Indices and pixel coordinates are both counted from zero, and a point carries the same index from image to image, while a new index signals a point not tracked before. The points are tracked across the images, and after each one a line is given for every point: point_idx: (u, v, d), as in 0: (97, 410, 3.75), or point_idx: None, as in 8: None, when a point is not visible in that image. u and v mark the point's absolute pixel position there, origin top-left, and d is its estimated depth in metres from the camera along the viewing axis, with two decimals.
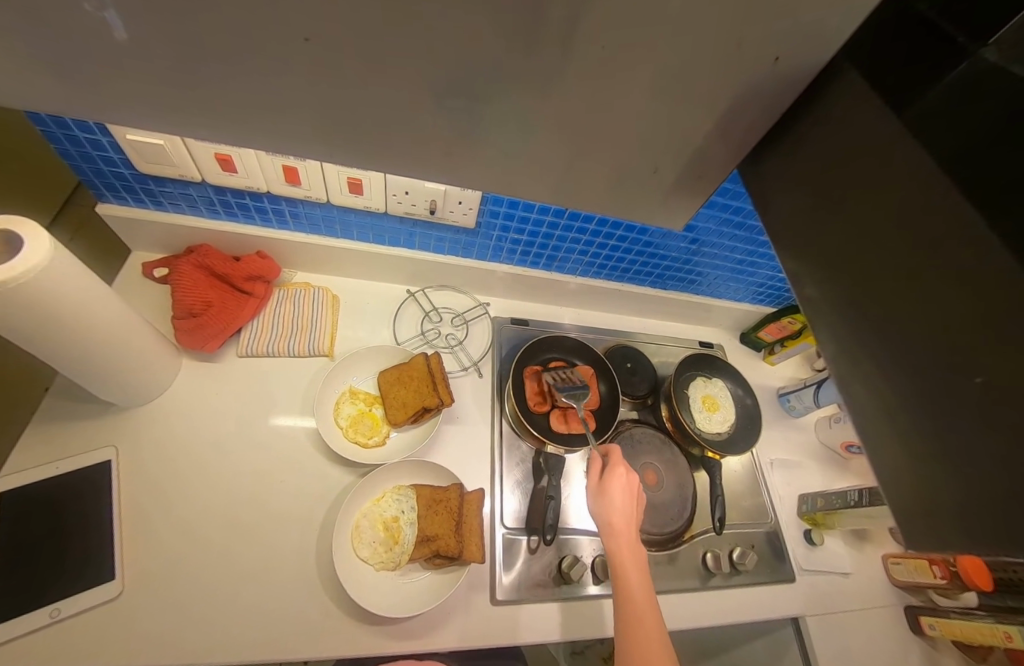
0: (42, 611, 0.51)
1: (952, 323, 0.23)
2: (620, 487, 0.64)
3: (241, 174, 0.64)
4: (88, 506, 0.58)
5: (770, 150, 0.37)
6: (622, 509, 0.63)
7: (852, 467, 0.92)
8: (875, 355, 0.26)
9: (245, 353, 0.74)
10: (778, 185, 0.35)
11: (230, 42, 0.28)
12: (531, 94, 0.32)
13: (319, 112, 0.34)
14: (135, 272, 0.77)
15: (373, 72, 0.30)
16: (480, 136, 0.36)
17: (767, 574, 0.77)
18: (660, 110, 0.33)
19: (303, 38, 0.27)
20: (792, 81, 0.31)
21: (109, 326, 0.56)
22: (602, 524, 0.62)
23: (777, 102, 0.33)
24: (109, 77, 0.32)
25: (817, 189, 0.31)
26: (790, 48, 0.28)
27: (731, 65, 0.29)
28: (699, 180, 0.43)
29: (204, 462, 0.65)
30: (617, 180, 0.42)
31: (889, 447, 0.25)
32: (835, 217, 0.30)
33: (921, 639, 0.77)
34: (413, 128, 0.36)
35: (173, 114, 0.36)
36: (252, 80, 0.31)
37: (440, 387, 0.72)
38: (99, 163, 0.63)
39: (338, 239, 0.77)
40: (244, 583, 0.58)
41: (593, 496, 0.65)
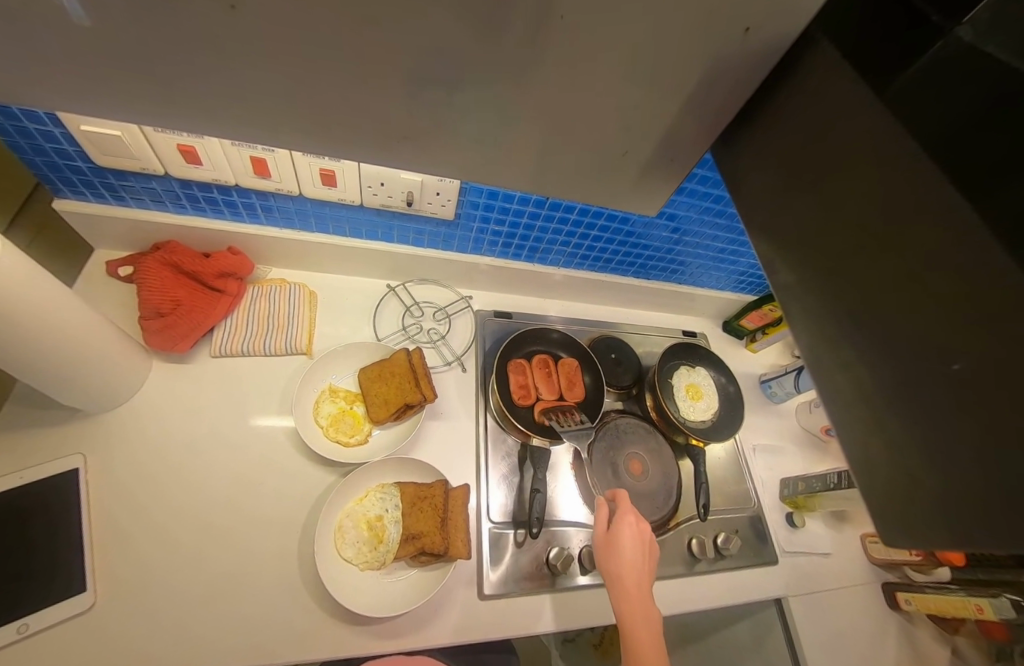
0: (11, 627, 0.49)
1: (929, 306, 0.23)
2: (631, 535, 0.59)
3: (207, 167, 0.61)
4: (52, 518, 0.55)
5: (750, 126, 0.36)
6: (634, 563, 0.57)
7: (832, 450, 0.95)
8: (853, 344, 0.26)
9: (219, 353, 0.72)
10: (757, 163, 0.35)
11: (164, 21, 0.25)
12: (498, 73, 0.30)
13: (274, 98, 0.32)
14: (97, 273, 0.73)
15: (322, 49, 0.28)
16: (447, 121, 0.35)
17: (751, 557, 0.78)
18: (633, 88, 0.32)
19: (228, 6, 0.24)
20: (766, 52, 0.30)
21: (66, 327, 0.52)
22: (611, 579, 0.57)
23: (752, 74, 0.32)
24: (37, 62, 0.29)
25: (796, 163, 0.31)
26: (762, 17, 0.27)
27: (703, 34, 0.28)
28: (677, 161, 0.42)
29: (177, 467, 0.63)
30: (594, 162, 0.41)
31: (858, 425, 0.26)
32: (811, 191, 0.29)
33: (897, 614, 0.80)
34: (375, 110, 0.34)
35: (117, 101, 0.33)
36: (194, 63, 0.29)
37: (422, 383, 0.71)
38: (53, 158, 0.59)
39: (314, 233, 0.75)
40: (224, 590, 0.56)
41: (601, 547, 0.60)
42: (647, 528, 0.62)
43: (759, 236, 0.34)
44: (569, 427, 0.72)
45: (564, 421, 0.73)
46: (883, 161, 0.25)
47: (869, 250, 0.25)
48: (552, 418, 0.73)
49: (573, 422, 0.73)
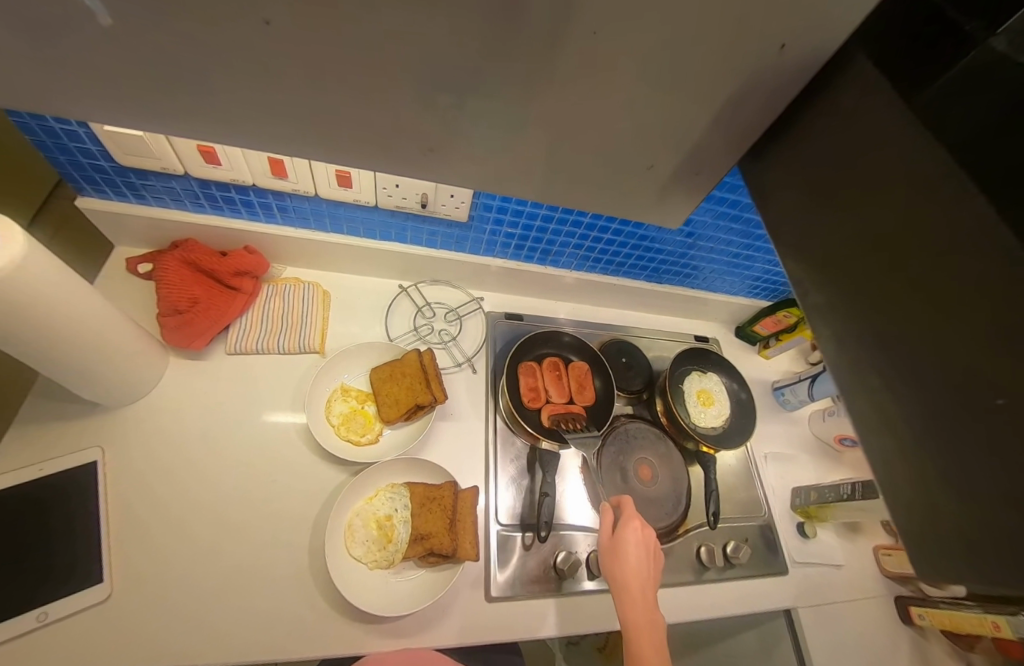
0: (29, 615, 0.51)
1: (959, 337, 0.22)
2: (636, 541, 0.59)
3: (226, 167, 0.62)
4: (73, 510, 0.57)
5: (782, 141, 0.35)
6: (639, 570, 0.56)
7: (845, 460, 0.93)
8: (880, 367, 0.26)
9: (234, 351, 0.73)
10: (788, 178, 0.34)
11: (201, 32, 0.26)
12: (526, 87, 0.30)
13: (302, 108, 0.33)
14: (117, 269, 0.75)
15: (352, 62, 0.28)
16: (471, 132, 0.35)
17: (761, 567, 0.77)
18: (660, 102, 0.32)
19: (263, 21, 0.25)
20: (801, 69, 0.30)
21: (86, 324, 0.54)
22: (616, 585, 0.56)
23: (784, 91, 0.32)
24: (73, 71, 0.30)
25: (830, 181, 0.30)
26: (799, 35, 0.27)
27: (736, 50, 0.28)
28: (703, 175, 0.41)
29: (192, 464, 0.64)
30: (616, 173, 0.41)
31: (882, 447, 0.25)
32: (843, 209, 0.29)
33: (909, 628, 0.79)
34: (400, 121, 0.34)
35: (147, 109, 0.34)
36: (227, 74, 0.29)
37: (433, 383, 0.71)
38: (77, 156, 0.60)
39: (328, 233, 0.76)
40: (236, 587, 0.57)
41: (607, 552, 0.59)
42: (653, 535, 0.61)
43: (787, 253, 0.33)
44: (573, 431, 0.73)
45: (569, 425, 0.74)
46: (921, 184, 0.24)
47: (905, 268, 0.25)
48: (557, 421, 0.74)
49: (576, 427, 0.73)
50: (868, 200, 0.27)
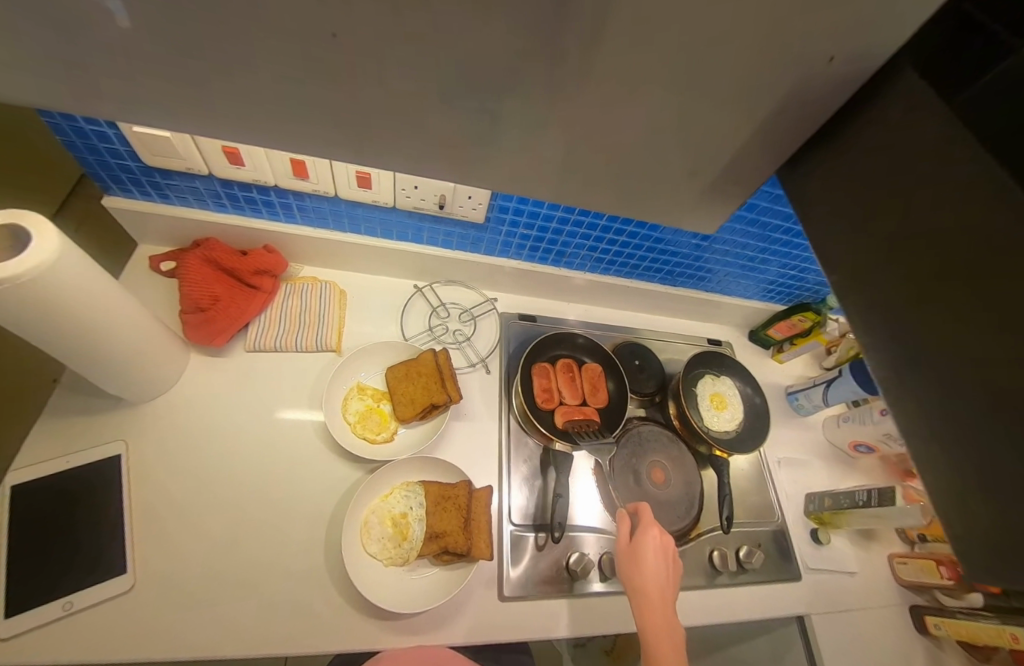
0: (56, 604, 0.52)
1: (1004, 349, 0.22)
2: (654, 546, 0.59)
3: (249, 168, 0.63)
4: (98, 501, 0.58)
5: (817, 149, 0.35)
6: (656, 575, 0.57)
7: (860, 466, 0.92)
8: (923, 376, 0.26)
9: (253, 348, 0.74)
10: (822, 185, 0.34)
11: (256, 36, 0.27)
12: (565, 93, 0.30)
13: (342, 111, 0.33)
14: (140, 266, 0.76)
15: (398, 66, 0.29)
16: (505, 135, 0.35)
17: (774, 572, 0.77)
18: (696, 108, 0.32)
19: (330, 32, 0.26)
20: (846, 80, 0.30)
21: (114, 320, 0.55)
22: (634, 589, 0.56)
23: (826, 102, 0.31)
24: (125, 71, 0.31)
25: (867, 190, 0.30)
26: (847, 46, 0.27)
27: (780, 58, 0.28)
28: (733, 181, 0.41)
29: (213, 458, 0.65)
30: (646, 176, 0.41)
31: (930, 455, 0.26)
32: (882, 219, 0.29)
33: (925, 639, 0.78)
34: (438, 124, 0.34)
35: (191, 110, 0.35)
36: (275, 76, 0.30)
37: (448, 383, 0.72)
38: (105, 156, 0.62)
39: (345, 233, 0.77)
40: (256, 580, 0.58)
41: (625, 557, 0.60)
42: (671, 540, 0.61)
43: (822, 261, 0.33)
44: (587, 437, 0.73)
45: (583, 428, 0.74)
46: (961, 195, 0.24)
47: (940, 282, 0.25)
48: (572, 424, 0.73)
49: (590, 432, 0.73)
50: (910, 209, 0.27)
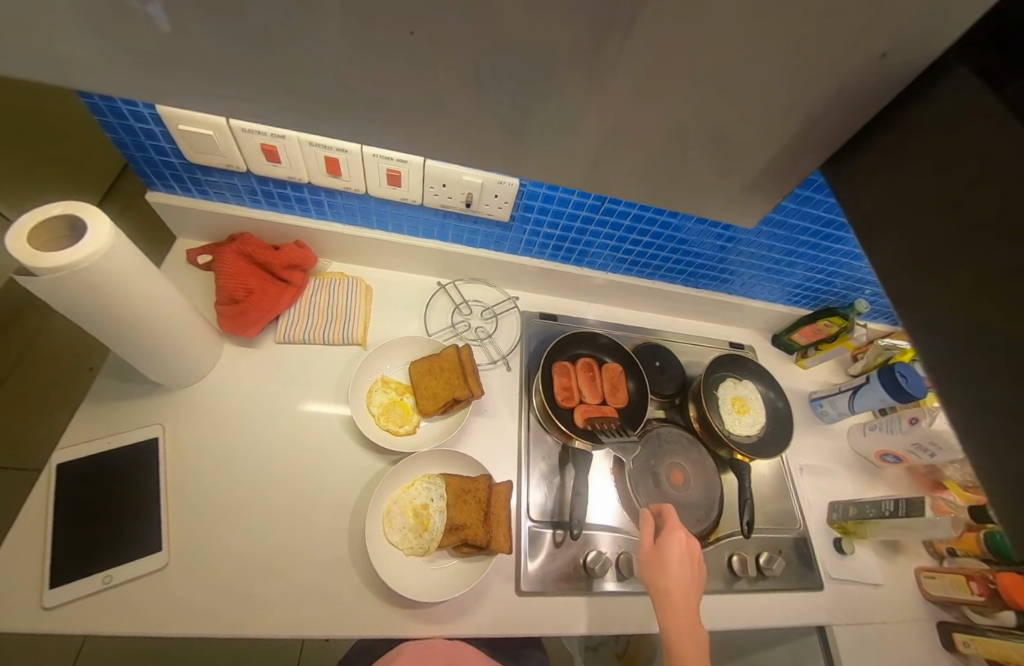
0: (96, 577, 0.54)
1: None
2: (679, 550, 0.59)
3: (284, 165, 0.65)
4: (138, 480, 0.61)
5: (860, 145, 0.35)
6: (681, 579, 0.57)
7: (886, 477, 0.90)
8: (999, 373, 0.23)
9: (283, 340, 0.76)
10: (864, 182, 0.34)
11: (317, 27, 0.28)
12: (609, 84, 0.31)
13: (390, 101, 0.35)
14: (178, 258, 0.79)
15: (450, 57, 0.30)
16: (545, 127, 0.36)
17: (795, 581, 0.76)
18: (739, 100, 0.32)
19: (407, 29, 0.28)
20: (896, 78, 0.29)
21: (160, 309, 0.57)
22: (657, 592, 0.56)
23: (873, 100, 0.31)
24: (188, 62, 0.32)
25: (911, 183, 0.29)
26: (899, 42, 0.27)
27: (827, 52, 0.28)
28: (770, 178, 0.41)
29: (243, 444, 0.68)
30: (681, 170, 0.41)
31: (1000, 462, 0.22)
32: (926, 211, 0.28)
33: (953, 658, 0.76)
34: (482, 116, 0.35)
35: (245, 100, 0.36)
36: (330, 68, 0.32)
37: (470, 379, 0.73)
38: (150, 153, 0.65)
39: (373, 230, 0.79)
40: (282, 563, 0.60)
41: (648, 559, 0.60)
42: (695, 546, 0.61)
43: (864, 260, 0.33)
44: (609, 432, 0.73)
45: (605, 425, 0.74)
46: (1014, 187, 0.23)
47: (995, 275, 0.24)
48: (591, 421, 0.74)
49: (612, 428, 0.73)
50: (953, 201, 0.26)
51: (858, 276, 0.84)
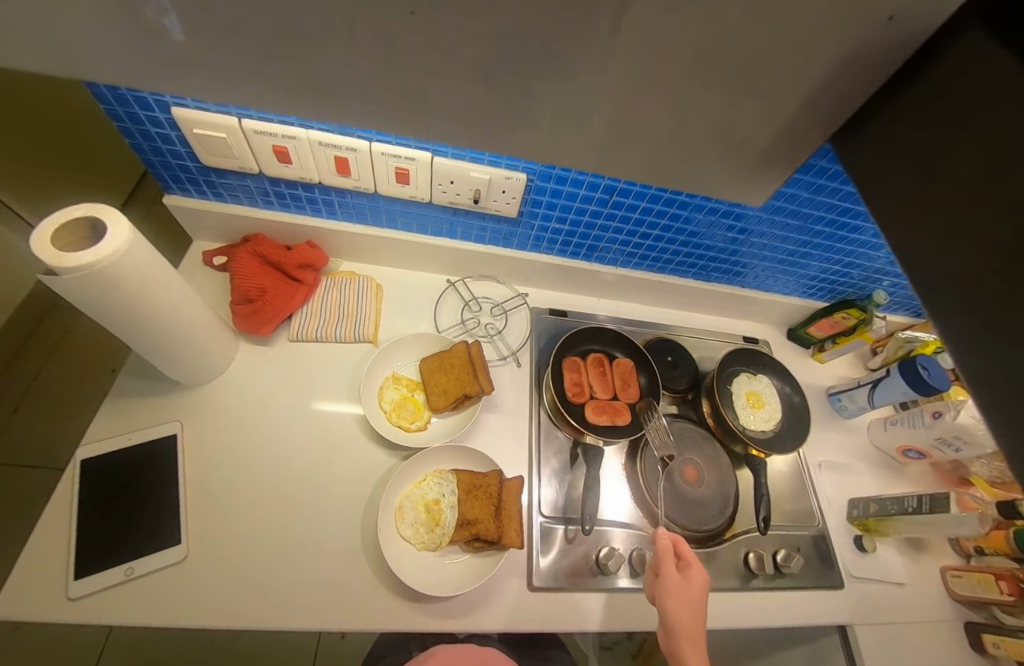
0: (119, 568, 0.56)
1: None
2: (698, 584, 0.59)
3: (296, 166, 0.66)
4: (158, 474, 0.63)
5: (871, 119, 0.34)
6: (699, 614, 0.57)
7: (909, 473, 0.88)
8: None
9: (296, 338, 0.77)
10: (879, 157, 0.33)
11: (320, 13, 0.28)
12: (612, 59, 0.31)
13: (394, 88, 0.35)
14: (195, 260, 0.81)
15: (453, 39, 0.30)
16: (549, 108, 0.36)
17: (814, 579, 0.74)
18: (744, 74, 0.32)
19: (413, 12, 0.28)
20: (906, 38, 0.29)
21: (177, 307, 0.59)
22: (677, 629, 0.55)
23: (881, 67, 0.31)
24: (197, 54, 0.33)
25: (927, 155, 0.28)
26: (907, 6, 0.26)
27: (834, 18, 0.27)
28: (782, 150, 0.41)
29: (259, 440, 0.69)
30: (691, 146, 0.40)
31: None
32: (947, 180, 0.27)
33: (982, 659, 0.73)
34: (485, 100, 0.35)
35: (252, 90, 0.37)
36: (334, 55, 0.32)
37: (480, 374, 0.73)
38: (167, 157, 0.67)
39: (383, 228, 0.80)
40: (297, 557, 0.61)
41: (668, 592, 0.58)
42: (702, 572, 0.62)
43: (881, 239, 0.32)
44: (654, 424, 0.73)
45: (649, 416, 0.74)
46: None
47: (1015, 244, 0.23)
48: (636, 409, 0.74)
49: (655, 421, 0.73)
50: (973, 168, 0.25)
51: (877, 267, 0.81)
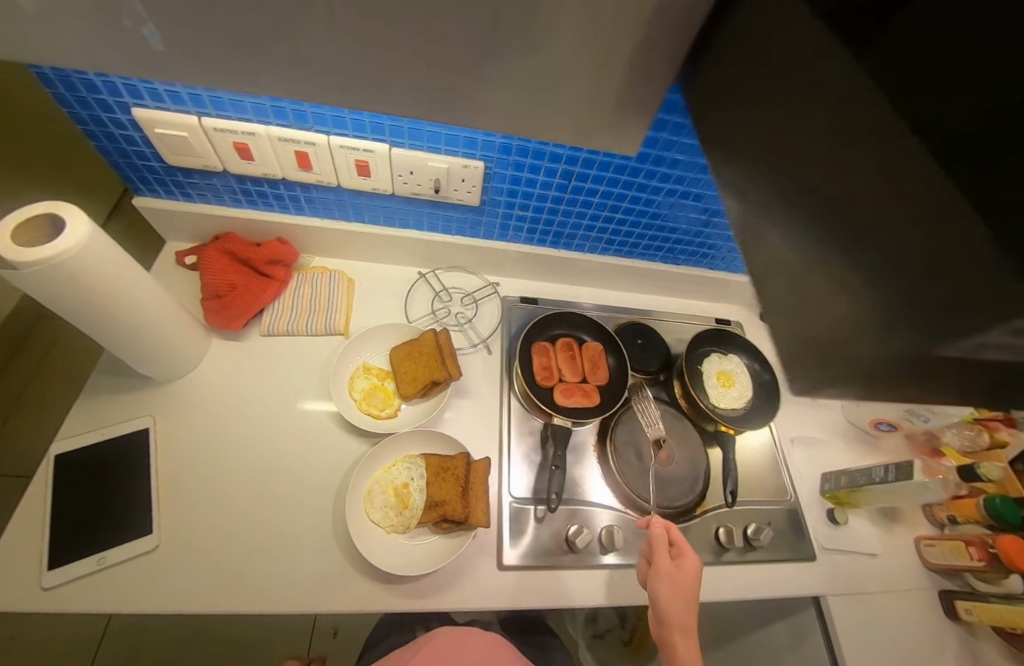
0: (92, 558, 0.57)
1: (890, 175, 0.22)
2: (692, 572, 0.60)
3: (258, 163, 0.67)
4: (129, 466, 0.64)
5: None
6: (693, 603, 0.58)
7: (882, 446, 0.89)
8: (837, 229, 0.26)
9: (267, 332, 0.79)
10: None
11: None
12: None
13: None
14: (168, 261, 0.83)
15: None
16: None
17: (788, 552, 0.75)
18: None
19: None
20: None
21: (143, 302, 0.60)
22: (672, 617, 0.56)
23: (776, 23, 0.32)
24: None
25: None
26: None
27: None
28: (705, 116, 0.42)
29: (231, 432, 0.70)
30: None
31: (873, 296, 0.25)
32: None
33: (957, 625, 0.74)
34: None
35: None
36: None
37: (448, 361, 0.74)
38: (133, 159, 0.68)
39: (350, 222, 0.81)
40: (270, 543, 0.62)
41: (663, 581, 0.59)
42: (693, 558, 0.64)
43: None
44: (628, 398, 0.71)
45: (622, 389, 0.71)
46: None
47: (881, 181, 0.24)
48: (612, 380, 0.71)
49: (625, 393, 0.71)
50: None
51: None
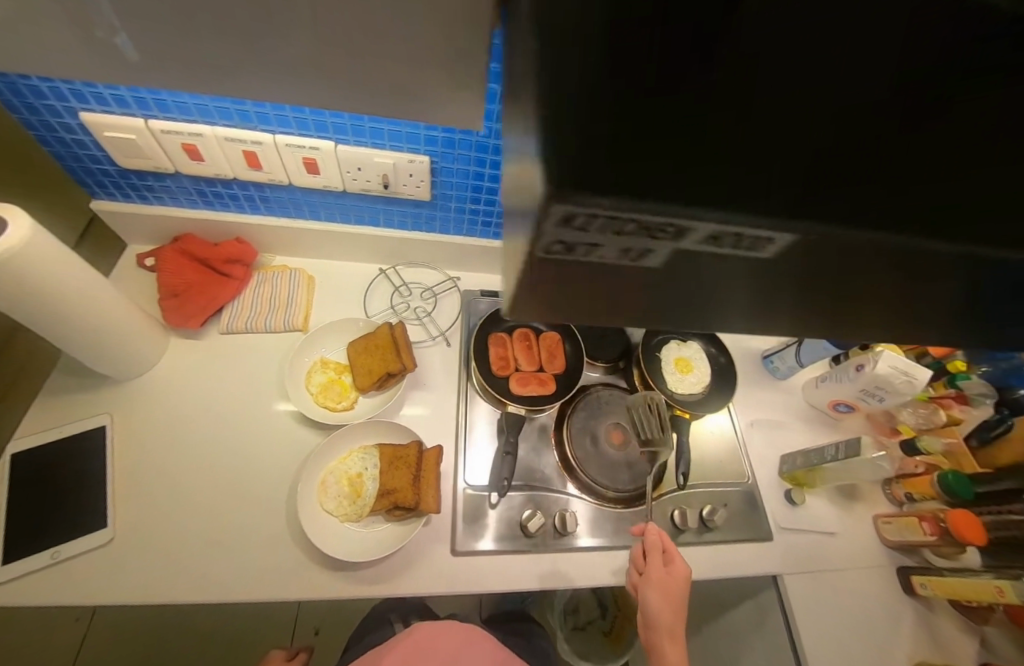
0: (44, 552, 0.58)
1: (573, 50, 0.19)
2: (681, 577, 0.62)
3: (208, 163, 0.68)
4: (84, 464, 0.65)
5: None
6: (681, 606, 0.61)
7: (842, 427, 0.90)
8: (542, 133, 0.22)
9: (226, 330, 0.80)
10: None
11: None
12: None
13: None
14: (129, 264, 0.84)
15: None
16: None
17: (745, 532, 0.75)
18: None
19: None
20: None
21: (93, 301, 0.61)
22: (664, 623, 0.59)
23: None
24: None
25: None
26: None
27: None
28: None
29: (187, 427, 0.71)
30: None
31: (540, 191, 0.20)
32: None
33: (914, 600, 0.75)
34: None
35: None
36: None
37: (403, 352, 0.75)
38: (87, 163, 0.70)
39: (306, 220, 0.82)
40: (223, 535, 0.63)
41: (658, 589, 0.60)
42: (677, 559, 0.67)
43: None
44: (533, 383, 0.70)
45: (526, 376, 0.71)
46: None
47: None
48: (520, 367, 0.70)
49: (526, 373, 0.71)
50: None
51: None
